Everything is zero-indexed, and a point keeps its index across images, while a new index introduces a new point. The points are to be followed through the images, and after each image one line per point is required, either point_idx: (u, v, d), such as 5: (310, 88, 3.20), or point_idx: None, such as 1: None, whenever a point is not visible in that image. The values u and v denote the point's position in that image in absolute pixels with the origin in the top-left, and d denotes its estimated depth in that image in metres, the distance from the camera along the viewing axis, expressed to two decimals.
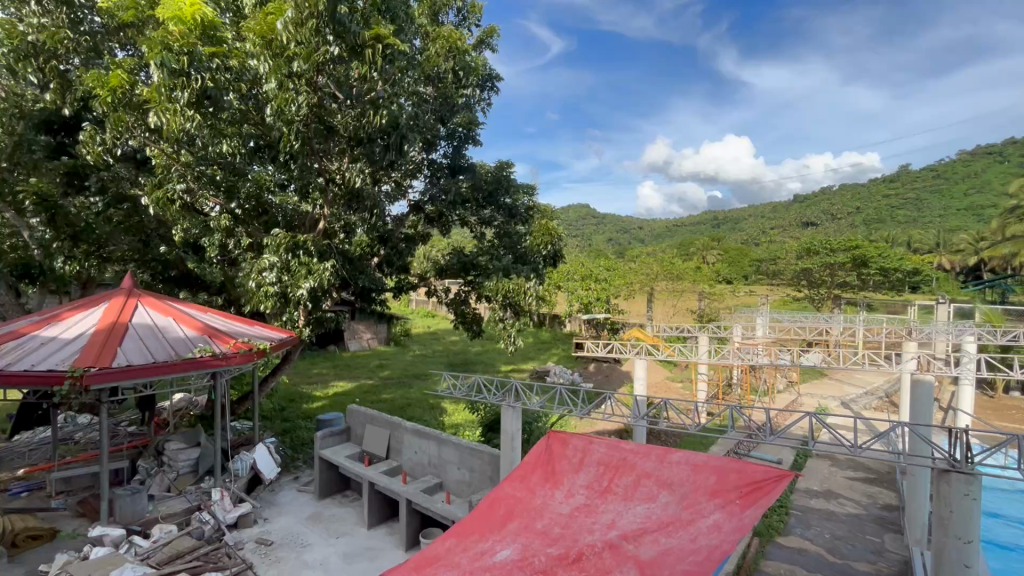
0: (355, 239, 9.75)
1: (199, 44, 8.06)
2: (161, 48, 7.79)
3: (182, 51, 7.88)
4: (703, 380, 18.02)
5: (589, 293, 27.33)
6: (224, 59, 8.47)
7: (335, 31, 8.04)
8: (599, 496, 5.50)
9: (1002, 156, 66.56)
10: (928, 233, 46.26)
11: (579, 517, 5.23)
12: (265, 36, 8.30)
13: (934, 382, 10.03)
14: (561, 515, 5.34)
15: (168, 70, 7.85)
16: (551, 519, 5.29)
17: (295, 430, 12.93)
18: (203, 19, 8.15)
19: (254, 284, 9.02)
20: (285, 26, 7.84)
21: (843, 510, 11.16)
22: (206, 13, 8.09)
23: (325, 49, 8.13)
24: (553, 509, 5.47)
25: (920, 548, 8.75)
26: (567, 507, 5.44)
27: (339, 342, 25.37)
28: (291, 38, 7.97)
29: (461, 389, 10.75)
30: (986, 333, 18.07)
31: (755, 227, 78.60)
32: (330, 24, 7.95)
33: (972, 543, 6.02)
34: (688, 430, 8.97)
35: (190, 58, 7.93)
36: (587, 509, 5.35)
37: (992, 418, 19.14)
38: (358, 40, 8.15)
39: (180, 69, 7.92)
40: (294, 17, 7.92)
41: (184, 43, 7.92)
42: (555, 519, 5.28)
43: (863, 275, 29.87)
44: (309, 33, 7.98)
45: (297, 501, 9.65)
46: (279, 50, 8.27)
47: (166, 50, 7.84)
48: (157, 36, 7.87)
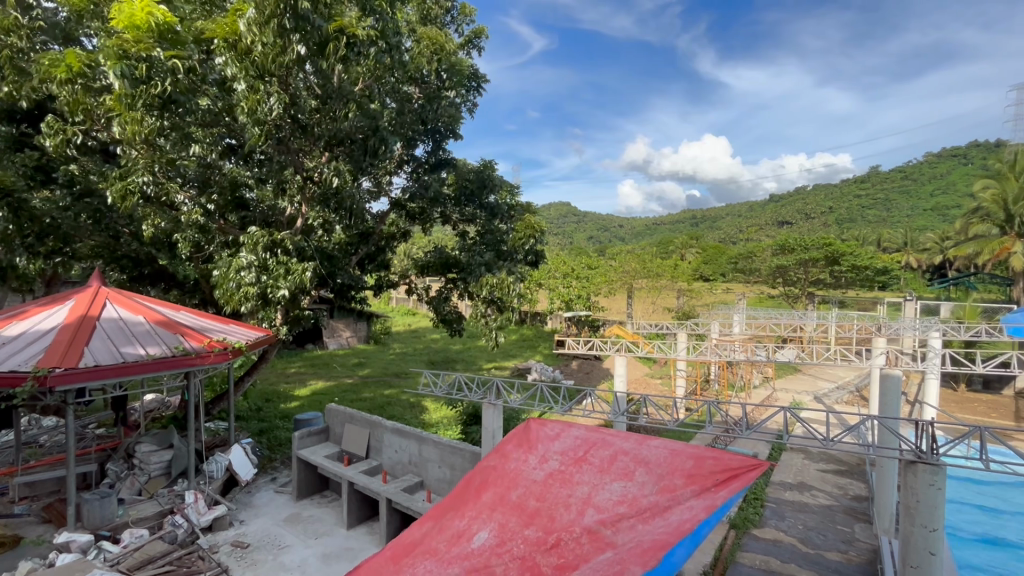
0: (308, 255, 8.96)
1: (157, 49, 7.70)
2: (117, 57, 7.44)
3: (141, 57, 7.64)
4: (681, 376, 18.30)
5: (571, 290, 27.73)
6: (182, 60, 8.05)
7: (298, 26, 7.71)
8: (573, 466, 5.60)
9: (965, 158, 68.98)
10: (897, 233, 47.75)
11: (554, 486, 5.33)
12: (228, 38, 8.17)
13: (903, 376, 10.35)
14: (535, 482, 5.46)
15: (129, 80, 7.54)
16: (525, 489, 5.38)
17: (272, 431, 12.72)
18: (159, 23, 7.75)
19: (236, 284, 8.64)
20: (248, 27, 7.64)
21: (816, 501, 11.47)
22: (160, 17, 7.63)
23: (292, 49, 7.91)
24: (527, 476, 5.60)
25: (888, 538, 8.99)
26: (540, 473, 5.57)
27: (318, 340, 24.99)
28: (256, 39, 7.70)
29: (442, 387, 10.64)
30: (951, 328, 18.71)
31: (731, 225, 80.02)
32: (291, 17, 7.59)
33: (938, 531, 6.19)
34: (668, 425, 9.06)
35: (151, 63, 7.72)
36: (561, 476, 5.47)
37: (955, 411, 19.90)
38: (323, 35, 7.86)
39: (141, 76, 7.64)
40: (256, 16, 7.62)
41: (142, 48, 7.61)
42: (530, 489, 5.37)
43: (835, 272, 30.70)
44: (274, 33, 7.65)
45: (274, 502, 9.48)
46: (246, 53, 8.01)
47: (124, 58, 7.54)
48: (111, 45, 7.50)
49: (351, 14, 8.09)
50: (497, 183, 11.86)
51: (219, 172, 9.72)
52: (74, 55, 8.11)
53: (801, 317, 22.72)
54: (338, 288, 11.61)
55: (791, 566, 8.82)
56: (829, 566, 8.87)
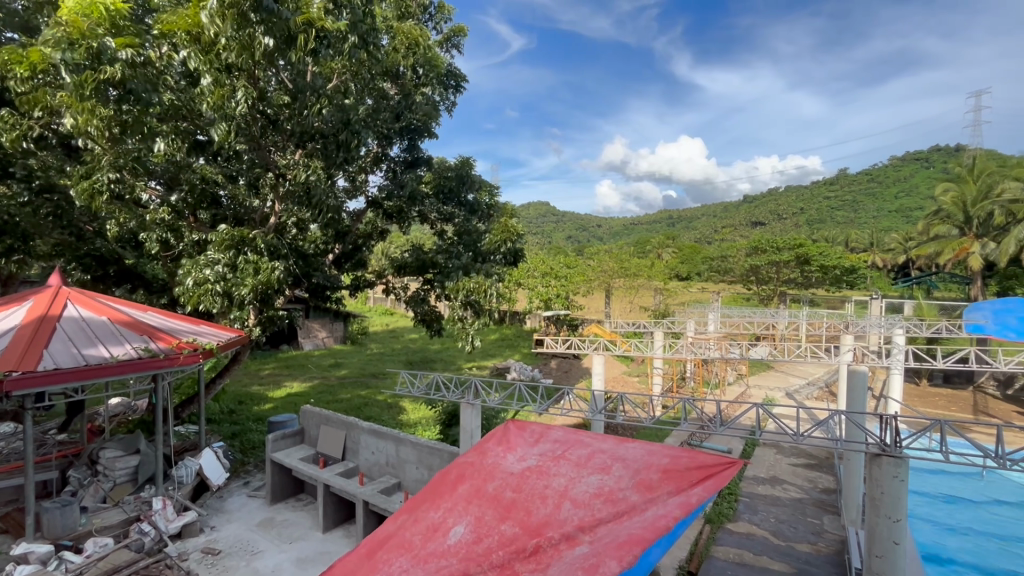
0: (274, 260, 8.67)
1: (104, 36, 7.08)
2: (61, 44, 6.82)
3: (88, 42, 6.91)
4: (658, 373, 18.55)
5: (549, 289, 27.79)
6: (137, 50, 7.43)
7: (263, 17, 7.28)
8: (551, 462, 5.64)
9: (927, 162, 71.63)
10: (864, 233, 49.38)
11: (531, 480, 5.35)
12: (190, 31, 7.79)
13: (868, 372, 10.70)
14: (512, 476, 5.47)
15: (71, 67, 6.91)
16: (502, 482, 5.39)
17: (245, 434, 12.42)
18: (110, 11, 7.23)
19: (191, 283, 8.42)
20: (210, 18, 7.27)
21: (787, 495, 11.78)
22: (112, 3, 7.14)
23: (257, 41, 7.47)
24: (504, 470, 5.60)
25: (855, 529, 9.29)
26: (517, 467, 5.60)
27: (292, 341, 24.50)
28: (219, 31, 7.38)
29: (420, 387, 10.52)
30: (914, 325, 19.41)
31: (707, 225, 81.50)
32: (256, 10, 7.20)
33: (901, 521, 6.41)
34: (645, 423, 9.16)
35: (99, 50, 6.99)
36: (538, 470, 5.50)
37: (918, 406, 20.67)
38: (290, 27, 7.51)
39: (80, 62, 6.93)
40: (217, 7, 7.23)
41: (89, 35, 6.95)
42: (506, 481, 5.40)
43: (805, 272, 31.55)
44: (238, 25, 7.33)
45: (247, 507, 9.27)
46: (209, 45, 7.89)
47: (68, 45, 6.86)
48: (52, 31, 6.86)
49: (317, 4, 7.72)
50: (476, 181, 11.83)
51: (189, 171, 9.42)
52: (37, 53, 7.55)
53: (773, 315, 23.25)
54: (314, 287, 11.40)
55: (764, 558, 9.04)
56: (799, 557, 9.12)
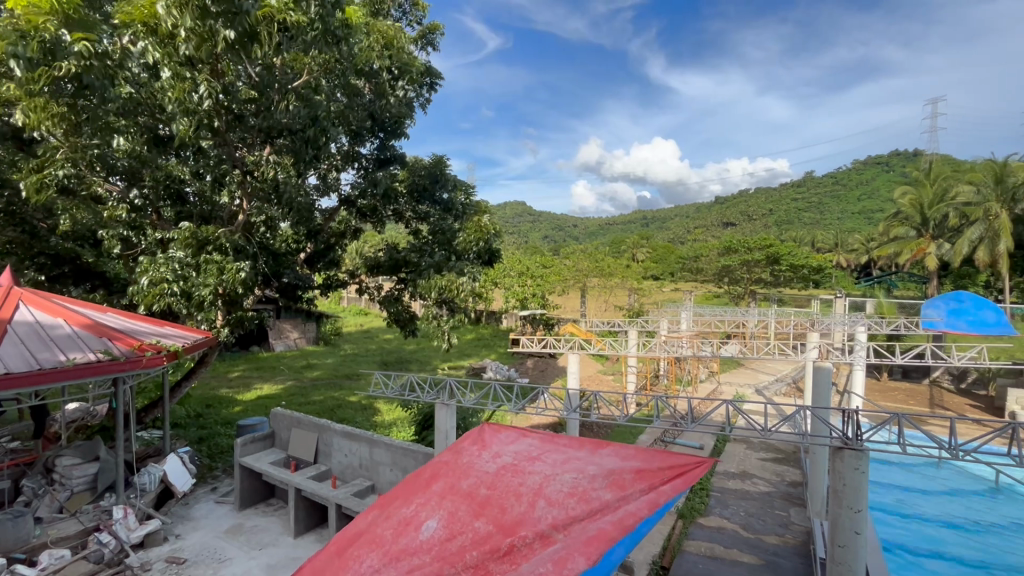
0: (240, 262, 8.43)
1: (55, 28, 6.59)
2: (10, 37, 6.35)
3: (41, 35, 6.50)
4: (632, 371, 18.82)
5: (525, 289, 27.82)
6: (93, 43, 6.86)
7: (223, 8, 7.00)
8: (526, 464, 5.64)
9: (888, 166, 74.48)
10: (829, 234, 51.07)
11: (505, 478, 5.36)
12: (147, 22, 7.42)
13: (831, 368, 11.06)
14: (487, 474, 5.49)
15: (22, 61, 6.40)
16: (477, 480, 5.40)
17: (212, 438, 12.08)
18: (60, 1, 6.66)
19: (146, 281, 8.10)
20: (166, 9, 7.02)
21: (756, 488, 12.11)
22: None
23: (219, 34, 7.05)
24: (478, 468, 5.62)
25: (819, 520, 9.60)
26: (493, 466, 5.61)
27: (263, 342, 23.91)
28: (176, 23, 7.13)
29: (394, 388, 10.41)
30: (875, 323, 20.15)
31: (680, 225, 82.98)
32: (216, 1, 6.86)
33: (862, 511, 6.65)
34: (619, 420, 9.27)
35: (51, 45, 6.58)
36: (514, 470, 5.52)
37: (878, 400, 21.50)
38: (250, 21, 7.04)
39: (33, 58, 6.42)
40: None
41: (41, 26, 6.52)
42: (481, 479, 5.41)
43: (774, 271, 32.45)
44: (195, 15, 7.04)
45: (214, 513, 9.00)
46: (167, 38, 7.47)
47: (17, 37, 6.44)
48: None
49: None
50: (450, 181, 11.81)
51: (152, 167, 9.13)
52: None
53: (743, 313, 23.82)
54: (284, 287, 11.18)
55: (733, 550, 9.25)
56: (767, 549, 9.37)
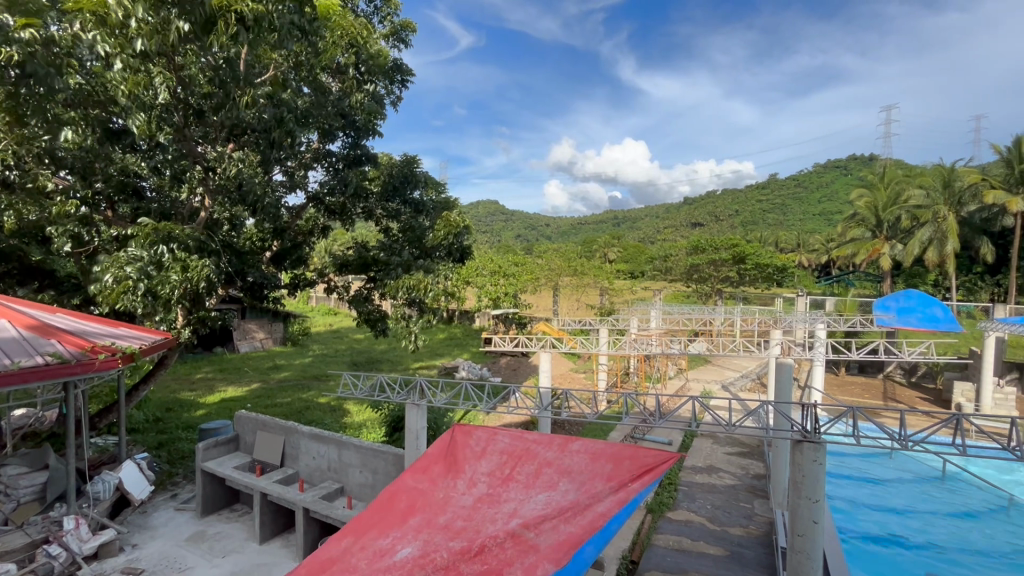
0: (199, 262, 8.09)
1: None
2: None
3: None
4: (603, 369, 19.07)
5: (498, 288, 27.87)
6: (40, 29, 6.53)
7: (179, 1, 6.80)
8: (501, 485, 5.54)
9: (846, 169, 77.64)
10: (792, 234, 52.90)
11: (481, 507, 5.22)
12: (96, 11, 6.90)
13: (793, 365, 11.44)
14: (464, 507, 5.28)
15: None
16: (453, 513, 5.21)
17: (173, 443, 11.65)
18: None
19: (110, 278, 7.66)
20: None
21: (722, 482, 12.45)
22: None
23: (173, 25, 6.90)
24: (455, 502, 5.40)
25: (781, 511, 9.95)
26: (469, 499, 5.41)
27: (227, 343, 23.18)
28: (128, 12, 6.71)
29: (364, 389, 10.24)
30: (834, 319, 20.99)
31: (651, 225, 84.51)
32: None
33: (819, 501, 6.92)
34: (590, 418, 9.36)
35: None
36: (490, 499, 5.34)
37: (836, 394, 22.42)
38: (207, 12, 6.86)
39: None
40: None
41: None
42: (458, 512, 5.22)
43: (740, 270, 33.42)
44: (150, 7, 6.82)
45: (174, 521, 8.68)
46: (119, 29, 6.99)
47: None
48: None
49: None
50: (421, 180, 11.72)
51: (106, 160, 8.72)
52: None
53: (710, 311, 24.47)
54: (249, 286, 10.84)
55: (700, 543, 9.49)
56: (732, 540, 9.65)
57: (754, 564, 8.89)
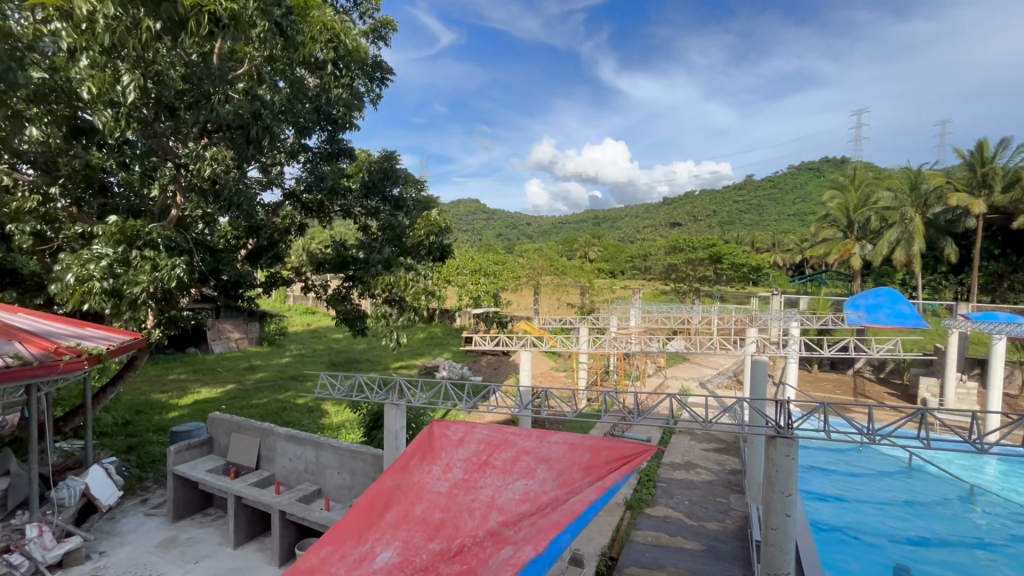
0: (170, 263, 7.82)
1: None
2: None
3: None
4: (583, 368, 19.21)
5: (478, 287, 27.84)
6: None
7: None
8: (477, 470, 5.61)
9: (818, 171, 79.75)
10: (766, 235, 54.09)
11: (457, 495, 5.28)
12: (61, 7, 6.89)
13: (768, 362, 11.65)
14: (440, 494, 5.35)
15: None
16: (430, 502, 5.25)
17: (143, 446, 11.32)
18: None
19: (71, 278, 7.34)
20: None
21: (700, 478, 12.66)
22: None
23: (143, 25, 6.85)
24: (431, 488, 5.46)
25: (756, 505, 10.15)
26: (444, 484, 5.48)
27: (201, 344, 22.63)
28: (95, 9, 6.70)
29: (342, 389, 10.11)
30: (808, 318, 21.54)
31: (630, 225, 85.39)
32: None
33: (791, 495, 7.08)
34: (569, 416, 9.39)
35: None
36: (466, 485, 5.43)
37: (809, 390, 23.01)
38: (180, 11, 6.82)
39: None
40: None
41: None
42: (434, 501, 5.25)
43: (717, 270, 34.04)
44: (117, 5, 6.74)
45: (144, 527, 8.44)
46: (83, 24, 6.91)
47: None
48: None
49: None
50: (401, 176, 11.61)
51: (68, 155, 8.35)
52: None
53: (688, 310, 24.87)
54: (223, 284, 10.57)
55: (678, 538, 9.63)
56: (709, 535, 9.82)
57: (729, 557, 9.06)
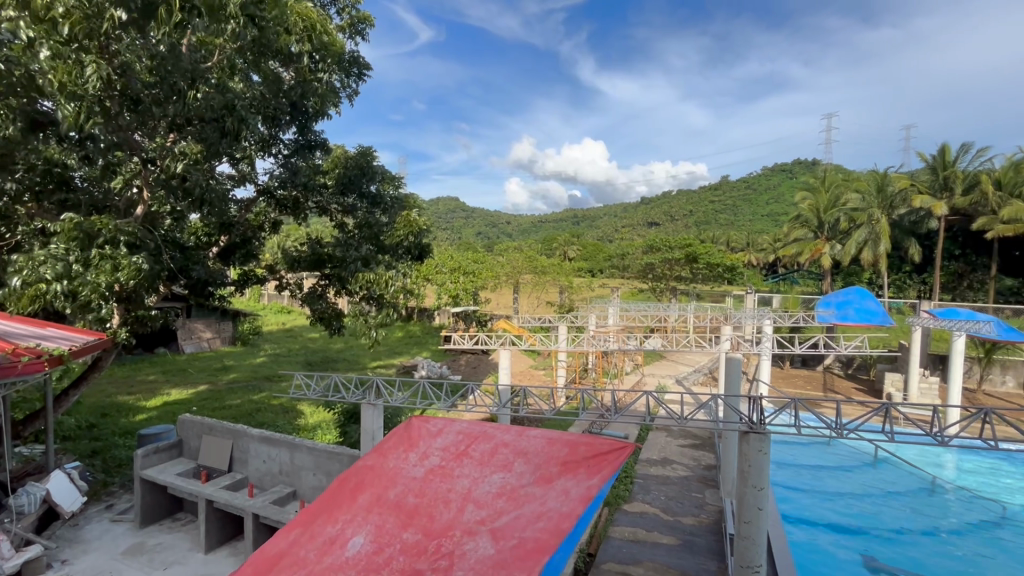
0: (130, 262, 7.49)
1: None
2: None
3: None
4: (562, 366, 19.33)
5: (457, 285, 27.68)
6: None
7: None
8: (453, 459, 5.66)
9: (791, 173, 81.73)
10: (741, 234, 55.22)
11: (432, 482, 5.36)
12: None
13: (742, 359, 11.92)
14: (415, 480, 5.44)
15: None
16: (404, 488, 5.34)
17: (109, 450, 10.93)
18: None
19: (20, 282, 6.97)
20: None
21: (676, 473, 12.86)
22: None
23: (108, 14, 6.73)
24: (406, 474, 5.56)
25: (731, 500, 10.34)
26: (420, 470, 5.56)
27: (171, 344, 21.98)
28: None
29: (317, 389, 9.91)
30: (781, 315, 22.08)
31: (609, 224, 86.19)
32: None
33: (764, 489, 7.24)
34: (548, 414, 9.39)
35: None
36: (441, 472, 5.49)
37: (782, 386, 23.62)
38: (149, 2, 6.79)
39: None
40: None
41: None
42: (408, 486, 5.36)
43: (693, 269, 34.64)
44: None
45: (109, 534, 8.15)
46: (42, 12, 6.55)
47: None
48: None
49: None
50: (378, 173, 11.31)
51: (25, 150, 7.75)
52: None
53: (665, 308, 25.22)
54: (193, 283, 10.27)
55: (654, 533, 9.77)
56: (685, 530, 9.99)
57: (704, 551, 9.23)
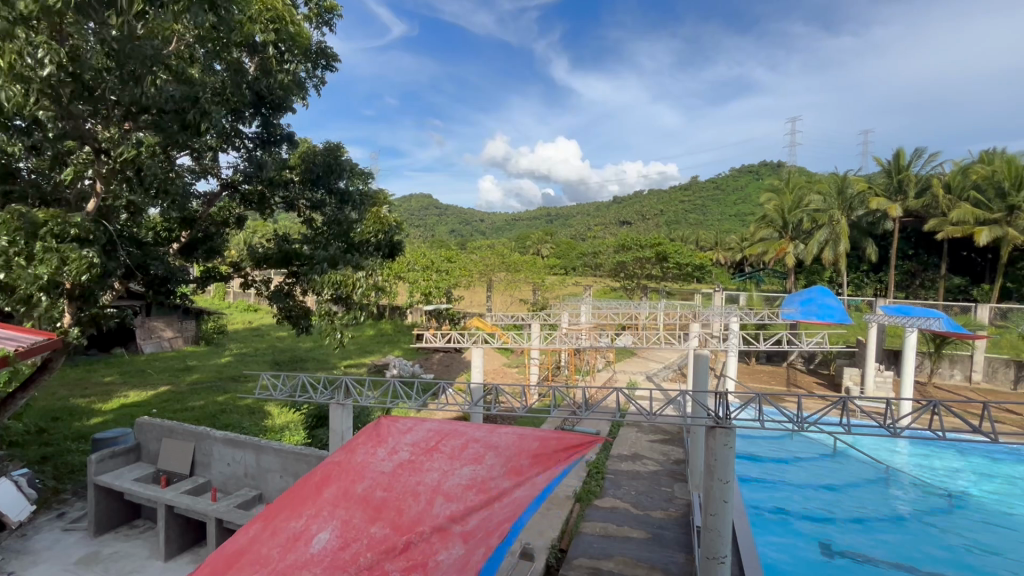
0: (77, 256, 7.01)
1: None
2: None
3: None
4: (535, 364, 19.40)
5: (430, 284, 27.44)
6: None
7: None
8: (423, 453, 5.61)
9: (756, 174, 84.16)
10: (709, 234, 56.53)
11: (402, 476, 5.29)
12: None
13: (709, 356, 12.19)
14: (383, 474, 5.35)
15: None
16: (372, 481, 5.26)
17: (61, 456, 10.41)
18: None
19: None
20: None
21: (646, 468, 13.09)
22: None
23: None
24: (374, 468, 5.46)
25: (698, 493, 10.58)
26: (388, 465, 5.48)
27: (128, 344, 21.07)
28: None
29: (284, 389, 9.65)
30: (747, 313, 22.69)
31: (582, 223, 86.96)
32: None
33: (729, 482, 7.42)
34: (520, 412, 9.35)
35: None
36: (410, 466, 5.43)
37: (747, 382, 24.33)
38: None
39: None
40: None
41: None
42: (376, 481, 5.26)
43: (663, 268, 35.28)
44: None
45: (61, 543, 7.77)
46: None
47: None
48: None
49: None
50: (346, 169, 10.93)
51: None
52: None
53: (636, 306, 25.60)
54: (151, 279, 9.90)
55: (625, 528, 9.91)
56: (654, 523, 10.17)
57: (673, 543, 9.43)
